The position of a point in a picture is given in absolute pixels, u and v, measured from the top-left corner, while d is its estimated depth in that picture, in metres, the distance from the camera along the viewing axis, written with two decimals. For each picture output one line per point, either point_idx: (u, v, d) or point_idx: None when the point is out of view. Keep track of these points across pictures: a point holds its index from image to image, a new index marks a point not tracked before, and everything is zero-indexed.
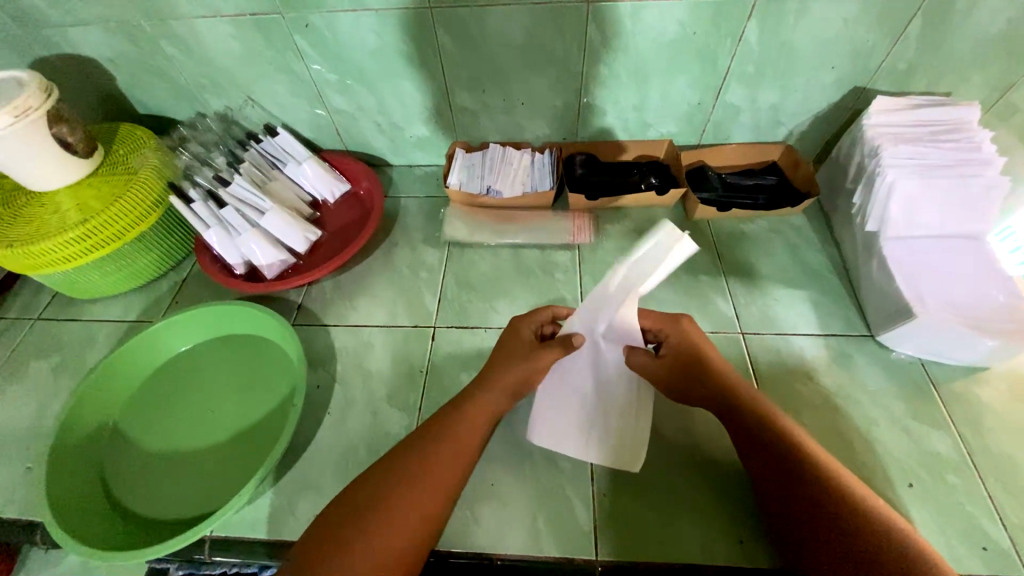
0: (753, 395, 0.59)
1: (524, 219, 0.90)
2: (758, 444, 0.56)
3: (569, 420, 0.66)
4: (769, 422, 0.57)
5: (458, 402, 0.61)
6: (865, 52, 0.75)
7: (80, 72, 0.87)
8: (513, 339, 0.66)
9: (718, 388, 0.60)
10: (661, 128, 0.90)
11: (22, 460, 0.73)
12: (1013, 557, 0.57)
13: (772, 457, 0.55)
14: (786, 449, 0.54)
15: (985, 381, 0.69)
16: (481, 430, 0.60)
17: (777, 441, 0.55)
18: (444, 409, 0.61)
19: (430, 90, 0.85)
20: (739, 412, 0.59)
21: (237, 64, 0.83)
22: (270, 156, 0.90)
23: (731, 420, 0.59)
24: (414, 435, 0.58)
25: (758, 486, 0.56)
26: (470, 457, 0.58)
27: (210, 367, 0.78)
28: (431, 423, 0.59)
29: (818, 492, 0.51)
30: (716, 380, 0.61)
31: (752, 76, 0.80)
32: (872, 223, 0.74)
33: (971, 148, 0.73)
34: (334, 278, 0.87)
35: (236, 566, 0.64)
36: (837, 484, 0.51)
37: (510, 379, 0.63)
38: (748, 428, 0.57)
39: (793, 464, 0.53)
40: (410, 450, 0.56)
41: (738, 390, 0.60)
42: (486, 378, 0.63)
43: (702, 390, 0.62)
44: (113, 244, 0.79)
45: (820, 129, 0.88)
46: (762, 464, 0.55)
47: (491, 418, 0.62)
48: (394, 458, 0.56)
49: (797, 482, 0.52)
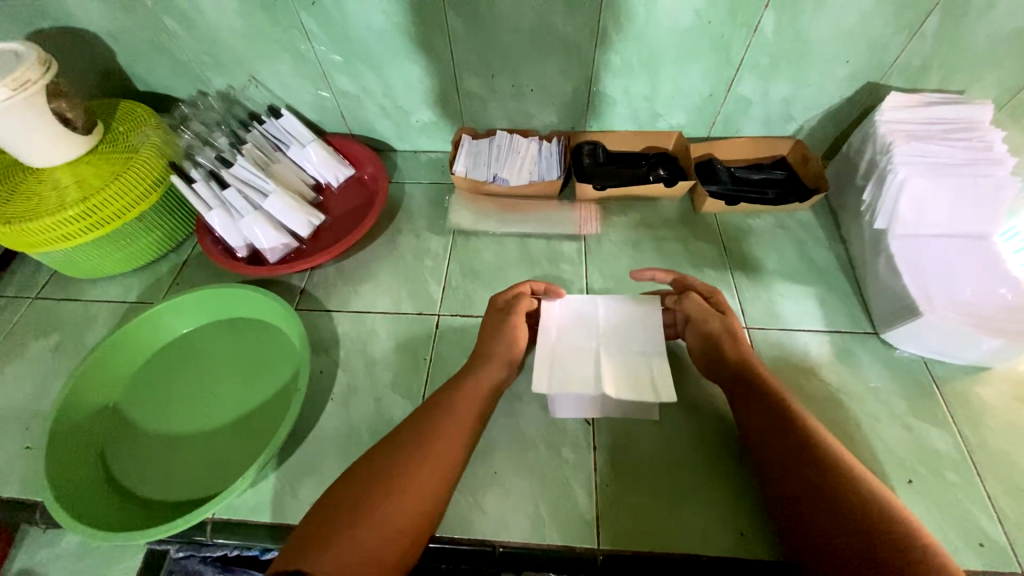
0: (767, 375, 0.62)
1: (530, 208, 0.90)
2: (766, 427, 0.57)
3: (584, 383, 0.68)
4: (780, 402, 0.58)
5: (459, 383, 0.63)
6: (881, 47, 0.74)
7: (79, 46, 0.85)
8: (493, 310, 0.70)
9: (733, 363, 0.63)
10: (671, 119, 0.89)
11: (21, 439, 0.73)
12: (1008, 553, 0.58)
13: (779, 433, 0.56)
14: (795, 428, 0.56)
15: (988, 381, 0.69)
16: (482, 413, 0.61)
17: (787, 419, 0.57)
18: (445, 389, 0.62)
19: (438, 74, 0.84)
20: (750, 395, 0.61)
21: (240, 41, 0.81)
22: (274, 138, 0.89)
23: (740, 397, 0.61)
24: (416, 417, 0.59)
25: (763, 472, 0.57)
26: (470, 439, 0.59)
27: (211, 349, 0.77)
28: (434, 405, 0.60)
29: (822, 470, 0.52)
30: (733, 357, 0.64)
31: (766, 68, 0.79)
32: (881, 220, 0.74)
33: (982, 147, 0.73)
34: (337, 263, 0.87)
35: (237, 548, 0.64)
36: (842, 464, 0.52)
37: (512, 360, 0.66)
38: (758, 410, 0.59)
39: (800, 448, 0.54)
40: (411, 430, 0.57)
41: (752, 367, 0.63)
42: (482, 355, 0.65)
43: (723, 363, 0.65)
44: (113, 223, 0.78)
45: (830, 124, 0.87)
46: (768, 439, 0.57)
47: (490, 395, 0.63)
48: (397, 436, 0.57)
49: (802, 459, 0.53)
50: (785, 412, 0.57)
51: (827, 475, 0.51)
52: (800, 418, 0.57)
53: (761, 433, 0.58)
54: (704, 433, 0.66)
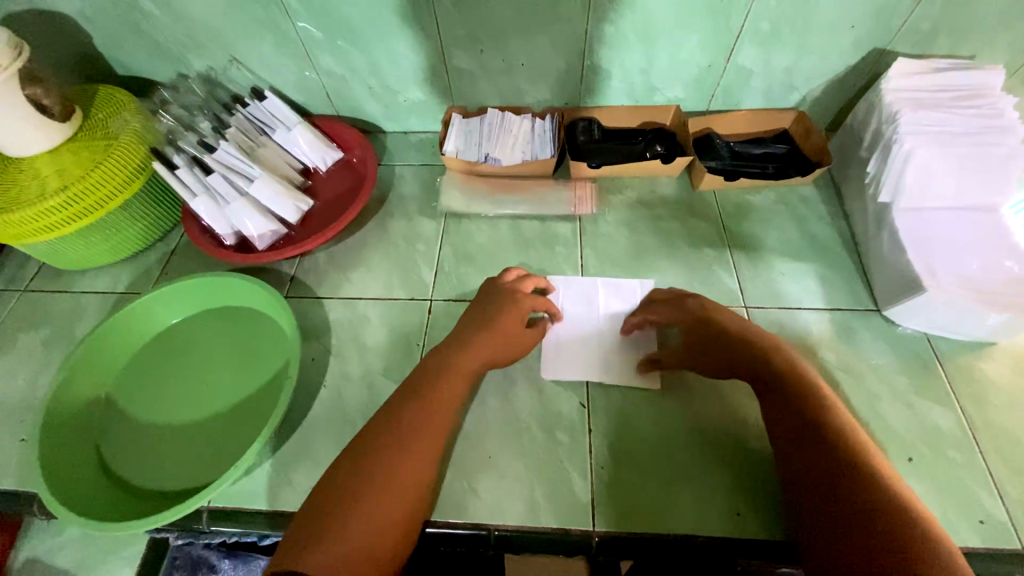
0: (797, 363, 0.59)
1: (524, 189, 0.87)
2: (786, 412, 0.55)
3: (579, 358, 0.70)
4: (804, 391, 0.56)
5: (433, 366, 0.62)
6: (888, 11, 0.70)
7: (53, 30, 0.82)
8: (511, 315, 0.66)
9: (754, 349, 0.61)
10: (667, 92, 0.85)
11: (15, 431, 0.72)
12: (1008, 529, 0.57)
13: (797, 422, 0.54)
14: (817, 417, 0.53)
15: (992, 356, 0.68)
16: (460, 393, 0.61)
17: (808, 409, 0.54)
18: (421, 373, 0.61)
19: (425, 50, 0.81)
20: (774, 379, 0.58)
21: (219, 20, 0.78)
22: (258, 121, 0.86)
23: (761, 382, 0.59)
24: (393, 402, 0.58)
25: (779, 457, 0.55)
26: (449, 420, 0.59)
27: (202, 338, 0.77)
28: (413, 389, 0.59)
29: (841, 459, 0.49)
30: (755, 344, 0.61)
31: (768, 36, 0.75)
32: (885, 193, 0.71)
33: (992, 114, 0.70)
34: (328, 249, 0.85)
35: (236, 535, 0.64)
36: (863, 458, 0.49)
37: (491, 354, 0.64)
38: (779, 395, 0.57)
39: (818, 435, 0.52)
40: (387, 418, 0.56)
41: (777, 355, 0.60)
42: (464, 343, 0.64)
43: (730, 349, 0.62)
44: (96, 213, 0.76)
45: (834, 95, 0.84)
46: (786, 428, 0.55)
47: (467, 377, 0.62)
48: (376, 424, 0.56)
49: (817, 446, 0.51)
50: (809, 402, 0.55)
51: (841, 467, 0.49)
52: (827, 410, 0.54)
53: (779, 422, 0.56)
54: (710, 420, 0.65)
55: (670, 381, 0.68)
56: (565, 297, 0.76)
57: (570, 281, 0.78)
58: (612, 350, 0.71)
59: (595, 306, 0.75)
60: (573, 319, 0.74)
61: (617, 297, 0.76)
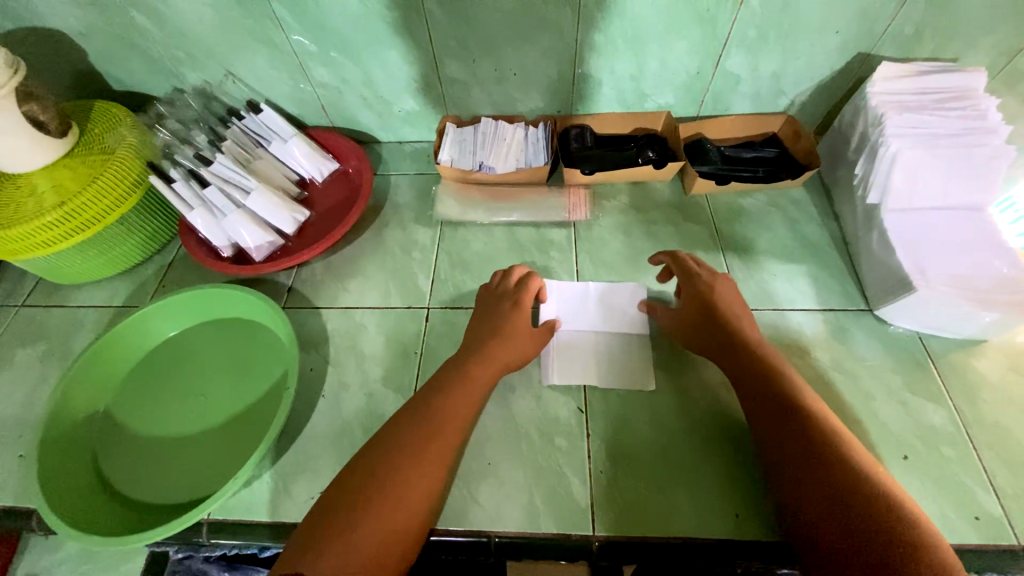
0: (769, 353, 0.61)
1: (519, 196, 0.88)
2: (765, 405, 0.56)
3: (578, 360, 0.71)
4: (784, 386, 0.57)
5: (447, 376, 0.62)
6: (872, 14, 0.71)
7: (49, 49, 0.83)
8: (516, 316, 0.68)
9: (731, 340, 0.62)
10: (659, 98, 0.86)
11: (13, 448, 0.72)
12: (1004, 525, 0.58)
13: (777, 414, 0.55)
14: (794, 408, 0.55)
15: (983, 354, 0.69)
16: (472, 404, 0.61)
17: (786, 401, 0.55)
18: (434, 384, 0.61)
19: (418, 60, 0.81)
20: (751, 371, 0.59)
21: (213, 33, 0.79)
22: (255, 133, 0.87)
23: (739, 374, 0.60)
24: (405, 410, 0.59)
25: (762, 450, 0.56)
26: (462, 428, 0.59)
27: (201, 349, 0.77)
28: (425, 397, 0.59)
29: (820, 449, 0.51)
30: (732, 335, 0.63)
31: (754, 41, 0.76)
32: (874, 194, 0.72)
33: (975, 115, 0.72)
34: (324, 259, 0.85)
35: (236, 547, 0.64)
36: (846, 450, 0.50)
37: (499, 357, 0.64)
38: (756, 387, 0.58)
39: (798, 426, 0.53)
40: (398, 427, 0.56)
41: (752, 347, 0.61)
42: (473, 352, 0.65)
43: (717, 341, 0.64)
44: (93, 228, 0.77)
45: (822, 99, 0.85)
46: (773, 428, 0.55)
47: (478, 388, 0.62)
48: (389, 432, 0.56)
49: (798, 438, 0.52)
50: (784, 393, 0.56)
51: (822, 457, 0.50)
52: (805, 403, 0.55)
53: (760, 418, 0.57)
54: (702, 423, 0.65)
55: (664, 383, 0.69)
56: (563, 301, 0.76)
57: (569, 285, 0.78)
58: (610, 351, 0.72)
59: (595, 309, 0.75)
60: (571, 321, 0.74)
61: (616, 299, 0.76)
